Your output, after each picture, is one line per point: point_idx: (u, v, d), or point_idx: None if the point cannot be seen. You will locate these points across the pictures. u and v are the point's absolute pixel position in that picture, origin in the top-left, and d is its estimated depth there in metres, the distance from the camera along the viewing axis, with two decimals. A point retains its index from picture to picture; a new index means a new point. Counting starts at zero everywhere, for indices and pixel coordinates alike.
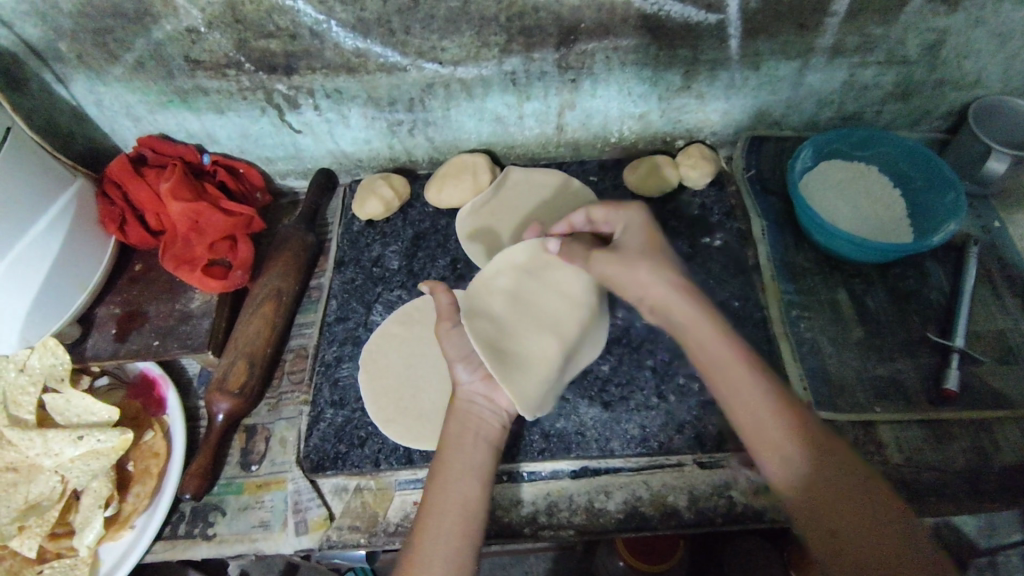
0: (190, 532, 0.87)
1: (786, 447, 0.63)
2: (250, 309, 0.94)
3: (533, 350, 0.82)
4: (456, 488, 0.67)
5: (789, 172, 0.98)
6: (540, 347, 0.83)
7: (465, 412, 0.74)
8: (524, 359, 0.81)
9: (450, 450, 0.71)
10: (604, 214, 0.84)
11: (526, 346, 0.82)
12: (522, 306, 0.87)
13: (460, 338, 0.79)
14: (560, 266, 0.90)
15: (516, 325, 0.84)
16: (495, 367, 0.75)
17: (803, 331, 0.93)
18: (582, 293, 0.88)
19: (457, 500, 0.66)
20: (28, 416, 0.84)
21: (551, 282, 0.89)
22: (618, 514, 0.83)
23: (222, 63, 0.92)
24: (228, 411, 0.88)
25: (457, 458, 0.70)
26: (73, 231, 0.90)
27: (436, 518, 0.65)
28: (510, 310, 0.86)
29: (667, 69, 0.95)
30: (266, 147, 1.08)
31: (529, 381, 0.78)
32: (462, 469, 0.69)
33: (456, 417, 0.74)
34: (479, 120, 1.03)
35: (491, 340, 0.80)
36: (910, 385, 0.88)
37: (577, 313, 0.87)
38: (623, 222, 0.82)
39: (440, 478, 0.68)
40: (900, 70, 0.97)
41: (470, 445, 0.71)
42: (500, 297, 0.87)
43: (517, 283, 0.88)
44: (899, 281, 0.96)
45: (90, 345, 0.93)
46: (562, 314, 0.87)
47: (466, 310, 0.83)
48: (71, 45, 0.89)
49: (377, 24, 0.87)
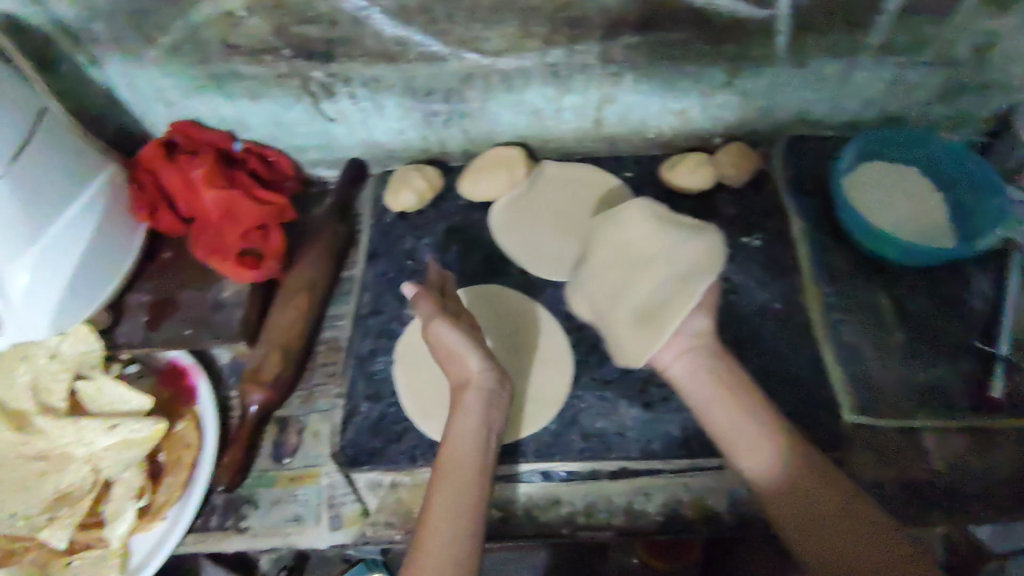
0: (223, 524, 0.86)
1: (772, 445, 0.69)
2: (284, 300, 0.93)
3: (675, 306, 0.75)
4: (457, 496, 0.66)
5: (834, 173, 0.97)
6: (685, 291, 0.75)
7: (470, 403, 0.73)
8: (631, 329, 0.77)
9: (455, 460, 0.69)
10: (688, 261, 0.78)
11: (664, 305, 0.75)
12: (636, 262, 0.81)
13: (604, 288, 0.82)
14: (668, 252, 0.79)
15: (634, 276, 0.79)
16: (629, 319, 0.77)
17: (844, 334, 0.92)
18: (677, 253, 0.79)
19: (453, 497, 0.66)
20: (60, 403, 0.85)
21: (631, 232, 0.83)
22: (658, 516, 0.84)
23: (260, 49, 0.90)
24: (261, 402, 0.87)
25: (459, 454, 0.69)
26: (106, 217, 0.88)
27: (439, 517, 0.64)
28: (631, 270, 0.80)
29: (711, 64, 0.93)
30: (298, 135, 1.06)
31: (634, 341, 0.76)
32: (456, 456, 0.69)
33: (467, 412, 0.72)
34: (517, 113, 1.01)
35: (614, 295, 0.81)
36: (953, 394, 0.87)
37: (670, 272, 0.78)
38: (693, 252, 0.79)
39: (444, 474, 0.68)
40: (945, 72, 0.95)
41: (469, 447, 0.70)
42: (619, 261, 0.82)
43: (612, 247, 0.84)
44: (941, 286, 0.95)
45: (122, 332, 0.92)
46: (681, 268, 0.78)
47: (609, 265, 0.83)
48: (107, 26, 0.87)
49: (420, 12, 0.85)
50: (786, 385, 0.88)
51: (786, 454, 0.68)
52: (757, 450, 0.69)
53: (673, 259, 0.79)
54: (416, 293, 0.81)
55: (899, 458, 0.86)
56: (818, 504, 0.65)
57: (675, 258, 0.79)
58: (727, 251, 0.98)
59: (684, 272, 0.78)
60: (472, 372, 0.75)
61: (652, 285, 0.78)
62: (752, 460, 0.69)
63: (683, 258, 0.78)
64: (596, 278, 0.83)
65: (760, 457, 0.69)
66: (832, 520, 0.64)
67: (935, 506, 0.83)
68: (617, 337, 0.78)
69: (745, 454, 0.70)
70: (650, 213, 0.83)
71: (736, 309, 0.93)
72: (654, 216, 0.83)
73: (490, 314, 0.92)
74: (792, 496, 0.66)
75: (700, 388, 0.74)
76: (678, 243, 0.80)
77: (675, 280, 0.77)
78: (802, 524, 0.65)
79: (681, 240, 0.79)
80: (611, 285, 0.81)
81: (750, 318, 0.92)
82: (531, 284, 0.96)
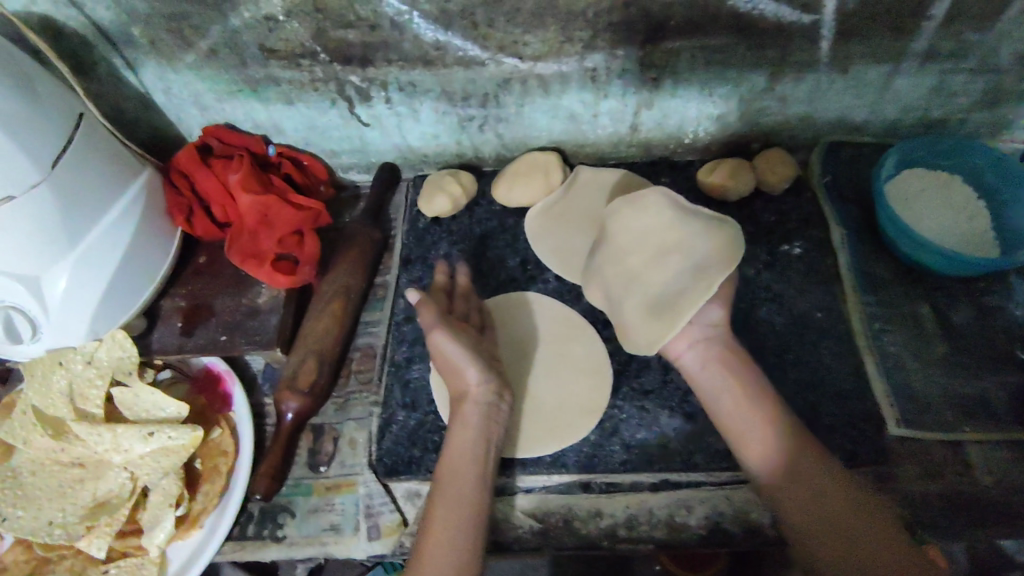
0: (259, 533, 0.85)
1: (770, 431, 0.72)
2: (319, 306, 0.92)
3: (691, 300, 0.76)
4: (458, 508, 0.71)
5: (874, 180, 0.95)
6: (700, 286, 0.76)
7: (470, 415, 0.76)
8: (645, 319, 0.79)
9: (454, 472, 0.73)
10: (706, 253, 0.78)
11: (679, 300, 0.77)
12: (651, 251, 0.80)
13: (618, 275, 0.82)
14: (684, 244, 0.79)
15: (649, 267, 0.80)
16: (642, 310, 0.79)
17: (887, 345, 0.90)
18: (693, 245, 0.79)
19: (454, 508, 0.71)
20: (95, 409, 0.84)
21: (646, 220, 0.81)
22: (700, 530, 0.82)
23: (297, 53, 0.89)
24: (297, 409, 0.86)
25: (459, 466, 0.73)
26: (143, 222, 0.88)
27: (440, 528, 0.69)
28: (646, 260, 0.80)
29: (753, 70, 0.92)
30: (331, 139, 1.05)
31: (648, 331, 0.78)
32: (457, 469, 0.73)
33: (465, 424, 0.76)
34: (553, 118, 1.00)
35: (627, 284, 0.81)
36: (999, 406, 0.85)
37: (686, 264, 0.78)
38: (710, 245, 0.79)
39: (444, 486, 0.72)
40: (991, 78, 0.93)
41: (468, 460, 0.74)
42: (632, 249, 0.81)
43: (626, 233, 0.82)
44: (984, 296, 0.93)
45: (156, 337, 0.91)
46: (697, 261, 0.78)
47: (623, 252, 0.82)
48: (145, 30, 0.86)
49: (460, 16, 0.84)
50: (833, 399, 0.86)
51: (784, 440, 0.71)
52: (756, 433, 0.72)
53: (693, 251, 0.79)
54: (421, 301, 0.82)
55: (946, 473, 0.84)
56: (819, 493, 0.67)
57: (692, 249, 0.79)
58: (766, 259, 0.97)
59: (703, 265, 0.78)
60: (469, 386, 0.77)
61: (671, 276, 0.78)
62: (752, 441, 0.72)
63: (701, 250, 0.79)
64: (612, 266, 0.83)
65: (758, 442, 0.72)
66: (833, 508, 0.66)
67: (981, 521, 0.81)
68: (631, 324, 0.80)
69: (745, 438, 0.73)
70: (667, 201, 0.82)
71: (776, 318, 0.92)
72: (672, 203, 0.81)
73: (528, 322, 0.91)
74: (794, 484, 0.68)
75: (715, 375, 0.77)
76: (696, 233, 0.79)
77: (690, 273, 0.78)
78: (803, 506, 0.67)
79: (699, 233, 0.79)
80: (627, 274, 0.81)
81: (791, 328, 0.91)
82: (566, 291, 0.95)
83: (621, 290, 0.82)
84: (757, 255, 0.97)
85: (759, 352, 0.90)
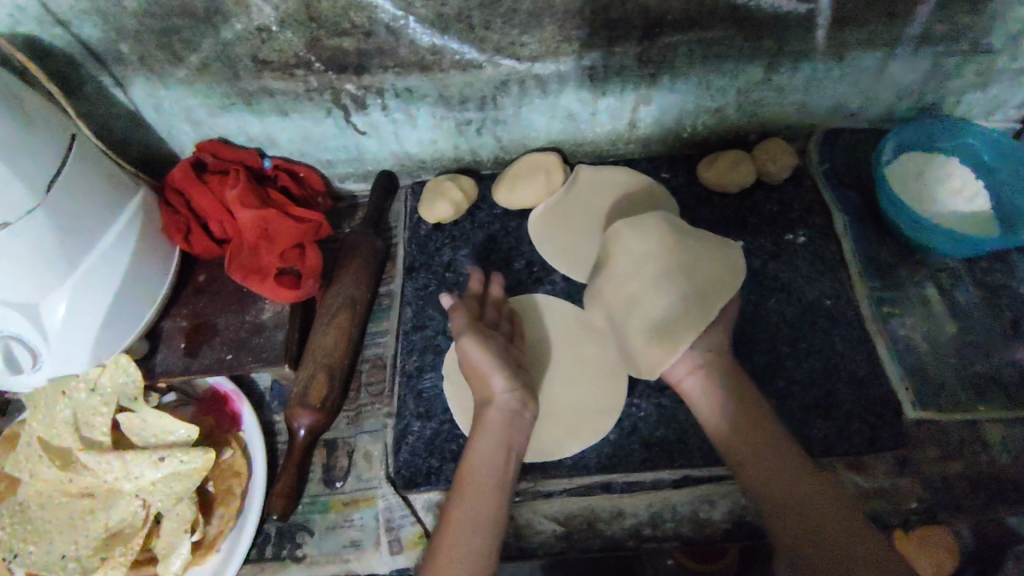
0: (278, 553, 0.85)
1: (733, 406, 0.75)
2: (326, 319, 0.91)
3: (695, 322, 0.76)
4: (477, 514, 0.70)
5: (875, 163, 0.96)
6: (703, 309, 0.77)
7: (493, 423, 0.75)
8: (649, 341, 0.78)
9: (474, 477, 0.72)
10: (706, 276, 0.80)
11: (681, 321, 0.76)
12: (651, 272, 0.79)
13: (619, 298, 0.82)
14: (684, 266, 0.79)
15: (649, 288, 0.79)
16: (645, 332, 0.78)
17: (896, 328, 0.90)
18: (693, 268, 0.80)
19: (473, 513, 0.70)
20: (102, 437, 0.83)
21: (646, 241, 0.81)
22: (724, 524, 0.85)
23: (291, 63, 0.87)
24: (309, 425, 0.84)
25: (480, 472, 0.72)
26: (141, 243, 0.86)
27: (456, 531, 0.69)
28: (646, 281, 0.79)
29: (750, 61, 0.92)
30: (327, 149, 1.03)
31: (652, 354, 0.77)
32: (479, 475, 0.72)
33: (488, 431, 0.75)
34: (551, 118, 1.00)
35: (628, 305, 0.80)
36: (1011, 384, 0.85)
37: (688, 287, 0.78)
38: (708, 269, 0.80)
39: (463, 489, 0.72)
40: (984, 59, 0.93)
41: (489, 466, 0.73)
42: (632, 272, 0.81)
43: (625, 255, 0.82)
44: (988, 275, 0.94)
45: (159, 360, 0.89)
46: (698, 284, 0.79)
47: (623, 273, 0.82)
48: (134, 47, 0.84)
49: (456, 19, 0.83)
50: (849, 384, 0.86)
51: (742, 413, 0.74)
52: (721, 409, 0.75)
53: (693, 276, 0.79)
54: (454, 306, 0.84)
55: (963, 452, 0.84)
56: (770, 455, 0.71)
57: (692, 271, 0.79)
58: (771, 249, 0.96)
59: (704, 285, 0.79)
60: (494, 392, 0.76)
61: (673, 299, 0.78)
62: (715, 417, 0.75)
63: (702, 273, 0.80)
64: (613, 287, 0.83)
65: (720, 412, 0.75)
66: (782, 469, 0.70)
67: (1003, 498, 0.82)
68: (635, 347, 0.79)
69: (710, 414, 0.76)
70: (665, 225, 0.83)
71: (786, 308, 0.92)
72: (670, 226, 0.83)
73: (539, 324, 0.91)
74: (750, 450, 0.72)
75: (709, 389, 0.77)
76: (695, 257, 0.80)
77: (691, 295, 0.78)
78: (757, 466, 0.71)
79: (698, 256, 0.80)
80: (628, 296, 0.81)
81: (801, 317, 0.91)
82: (574, 292, 0.94)
83: (622, 313, 0.81)
84: (762, 246, 0.97)
85: (771, 342, 0.90)
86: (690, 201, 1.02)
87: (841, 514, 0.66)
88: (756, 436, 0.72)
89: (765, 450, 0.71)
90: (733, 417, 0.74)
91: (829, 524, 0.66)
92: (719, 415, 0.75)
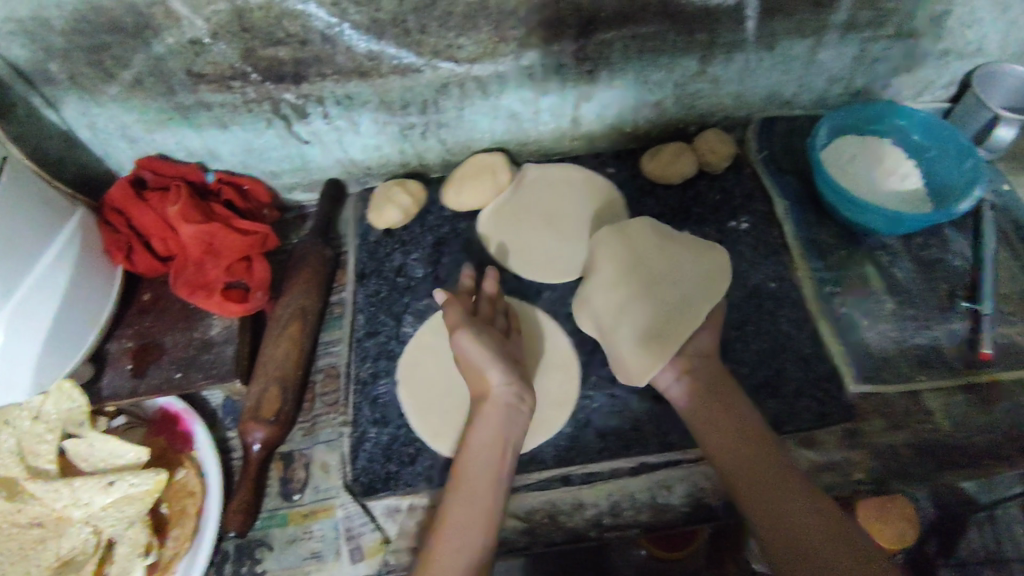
0: (237, 571, 0.84)
1: (707, 391, 0.77)
2: (277, 331, 0.90)
3: (683, 328, 0.79)
4: (473, 509, 0.70)
5: (813, 144, 0.98)
6: (690, 315, 0.80)
7: (490, 417, 0.75)
8: (636, 346, 0.80)
9: (470, 471, 0.72)
10: (693, 281, 0.83)
11: (670, 328, 0.79)
12: (641, 280, 0.83)
13: (604, 303, 0.84)
14: (672, 275, 0.83)
15: (638, 296, 0.82)
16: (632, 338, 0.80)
17: (838, 307, 0.93)
18: (681, 276, 0.83)
19: (469, 509, 0.70)
20: (49, 466, 0.79)
21: (636, 250, 0.85)
22: (683, 507, 0.85)
23: (227, 75, 0.87)
24: (264, 439, 0.83)
25: (477, 466, 0.72)
26: (79, 265, 0.84)
27: (454, 526, 0.69)
28: (635, 289, 0.82)
29: (684, 54, 0.94)
30: (271, 160, 1.03)
31: (638, 360, 0.79)
32: (475, 469, 0.72)
33: (486, 425, 0.74)
34: (494, 119, 1.00)
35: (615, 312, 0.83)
36: (949, 354, 0.89)
37: (676, 294, 0.82)
38: (695, 274, 0.83)
39: (460, 484, 0.72)
40: (907, 43, 0.97)
41: (486, 461, 0.73)
42: (620, 279, 0.84)
43: (614, 261, 0.85)
44: (924, 250, 0.97)
45: (106, 383, 0.87)
46: (685, 290, 0.82)
47: (611, 280, 0.84)
48: (62, 65, 0.83)
49: (392, 24, 0.83)
50: (796, 362, 0.88)
51: (713, 396, 0.77)
52: (695, 394, 0.77)
53: (681, 283, 0.82)
54: (449, 300, 0.82)
55: (909, 422, 0.87)
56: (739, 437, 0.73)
57: (680, 279, 0.83)
58: (715, 237, 0.98)
59: (690, 289, 0.82)
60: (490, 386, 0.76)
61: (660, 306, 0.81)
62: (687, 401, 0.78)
63: (689, 279, 0.83)
64: (601, 293, 0.85)
65: (692, 396, 0.77)
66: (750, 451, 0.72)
67: (949, 462, 0.84)
68: (619, 352, 0.81)
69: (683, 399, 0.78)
70: (653, 233, 0.86)
71: (732, 293, 0.94)
72: (658, 234, 0.86)
73: None
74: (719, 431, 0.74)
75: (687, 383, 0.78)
76: (682, 264, 0.84)
77: (679, 302, 0.81)
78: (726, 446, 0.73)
79: (685, 264, 0.84)
80: (616, 301, 0.83)
81: (747, 301, 0.93)
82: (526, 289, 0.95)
83: (608, 318, 0.83)
84: (707, 235, 0.98)
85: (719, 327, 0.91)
86: (636, 194, 1.03)
87: (803, 493, 0.69)
88: (727, 417, 0.75)
89: (734, 431, 0.74)
90: (704, 402, 0.77)
91: (790, 504, 0.68)
92: (692, 399, 0.77)
